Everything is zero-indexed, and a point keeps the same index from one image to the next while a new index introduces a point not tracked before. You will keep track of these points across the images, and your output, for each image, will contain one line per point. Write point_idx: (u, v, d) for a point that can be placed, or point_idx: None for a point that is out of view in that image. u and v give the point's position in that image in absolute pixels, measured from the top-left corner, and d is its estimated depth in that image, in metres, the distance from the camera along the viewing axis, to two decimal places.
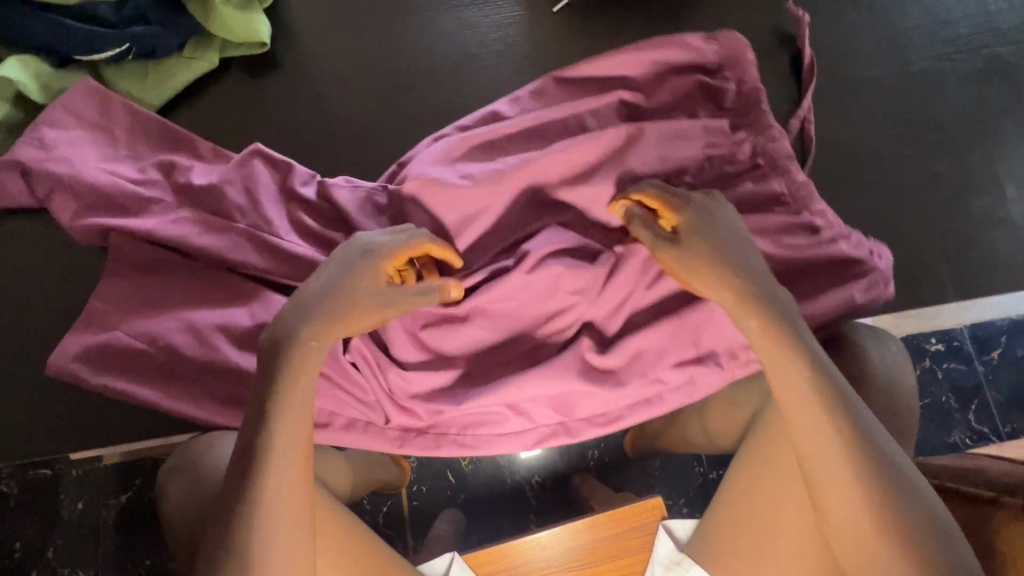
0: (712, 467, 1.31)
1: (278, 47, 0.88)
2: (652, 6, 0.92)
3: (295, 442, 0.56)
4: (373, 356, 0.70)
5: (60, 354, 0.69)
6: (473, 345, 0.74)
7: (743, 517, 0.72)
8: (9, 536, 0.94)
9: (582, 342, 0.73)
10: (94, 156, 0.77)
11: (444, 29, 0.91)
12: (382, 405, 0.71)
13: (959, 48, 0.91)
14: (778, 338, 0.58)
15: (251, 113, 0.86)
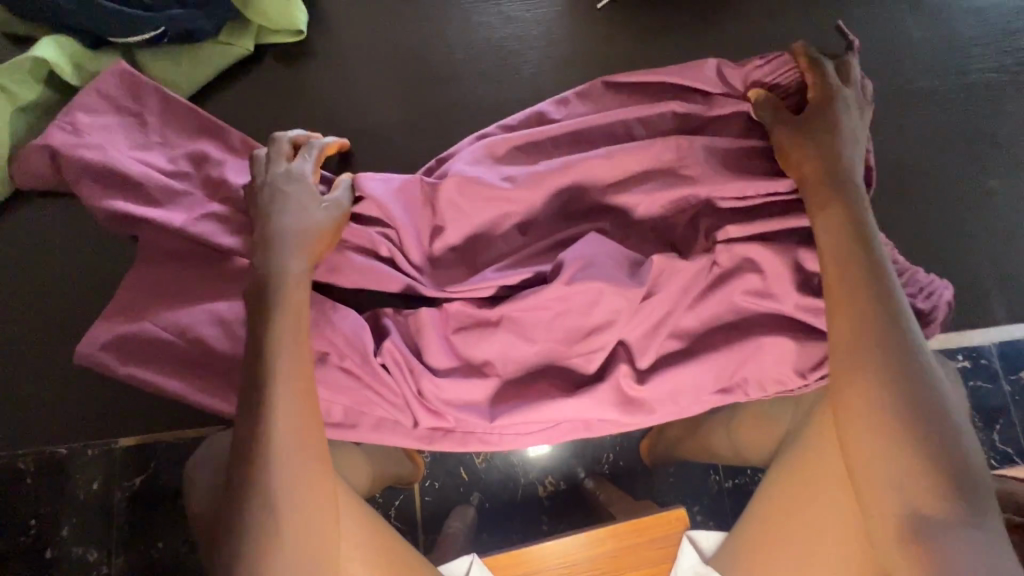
0: (727, 475, 1.29)
1: (315, 35, 0.87)
2: (698, 6, 0.89)
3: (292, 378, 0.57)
4: (404, 358, 0.69)
5: (87, 343, 0.68)
6: (505, 350, 0.71)
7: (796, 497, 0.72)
8: (26, 513, 0.94)
9: (620, 369, 0.71)
10: (125, 139, 0.75)
11: (484, 22, 0.89)
12: (410, 407, 0.69)
13: (1019, 60, 0.88)
14: (845, 272, 0.59)
15: (287, 103, 0.85)
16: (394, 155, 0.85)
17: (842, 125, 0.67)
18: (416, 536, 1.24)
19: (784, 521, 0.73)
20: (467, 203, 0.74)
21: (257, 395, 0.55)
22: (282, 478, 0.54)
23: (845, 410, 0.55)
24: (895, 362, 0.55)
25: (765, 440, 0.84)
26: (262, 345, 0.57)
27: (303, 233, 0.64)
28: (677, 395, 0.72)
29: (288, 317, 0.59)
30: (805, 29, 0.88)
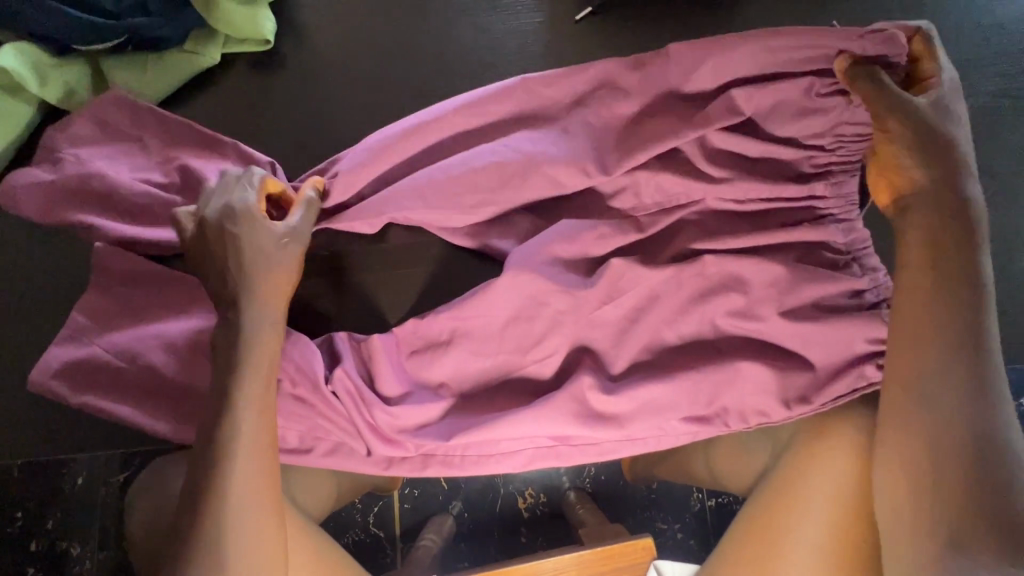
0: (710, 494, 1.27)
1: (284, 43, 0.84)
2: (683, 20, 0.86)
3: (257, 423, 0.59)
4: (355, 387, 0.68)
5: (40, 370, 0.71)
6: (458, 372, 0.70)
7: (789, 506, 0.70)
8: (7, 508, 0.94)
9: (582, 381, 0.68)
10: (95, 154, 0.75)
11: (460, 33, 0.85)
12: (364, 436, 0.68)
13: (1010, 90, 0.87)
14: (928, 290, 0.58)
15: (252, 113, 0.82)
16: None
17: (958, 109, 0.61)
18: (393, 546, 1.22)
19: (761, 536, 0.70)
20: (443, 214, 0.70)
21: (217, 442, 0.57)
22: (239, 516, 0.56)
23: (894, 436, 0.58)
24: (967, 393, 0.55)
25: (744, 472, 0.80)
26: (226, 393, 0.58)
27: (268, 284, 0.62)
28: (645, 412, 0.69)
29: (255, 368, 0.59)
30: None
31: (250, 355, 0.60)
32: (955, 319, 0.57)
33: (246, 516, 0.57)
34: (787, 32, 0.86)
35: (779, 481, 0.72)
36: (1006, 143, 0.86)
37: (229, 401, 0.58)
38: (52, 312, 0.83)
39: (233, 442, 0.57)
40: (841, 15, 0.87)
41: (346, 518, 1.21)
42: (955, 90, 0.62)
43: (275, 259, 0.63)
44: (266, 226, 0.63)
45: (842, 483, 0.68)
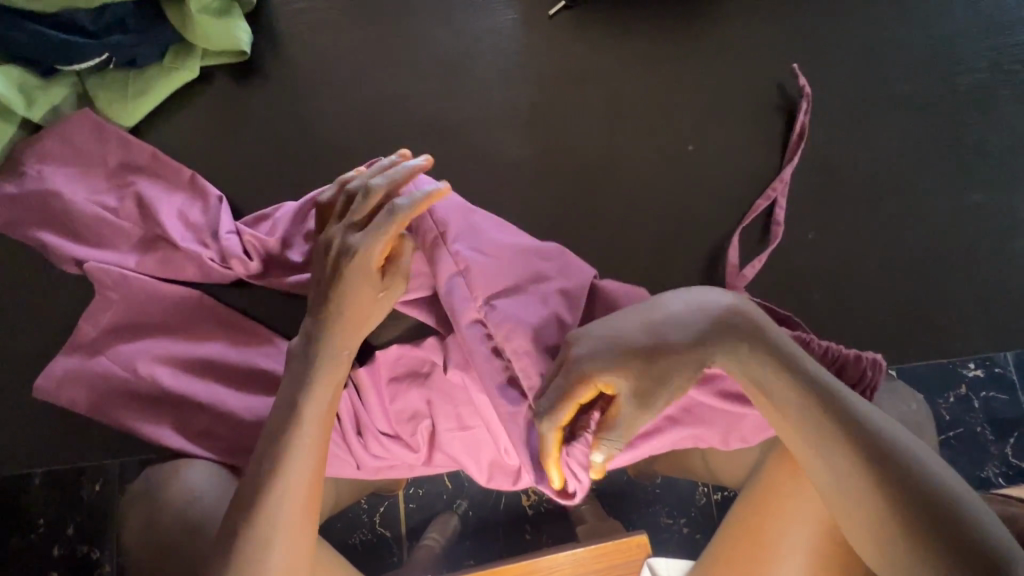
0: (716, 487, 1.26)
1: (262, 54, 0.85)
2: (658, 10, 0.85)
3: (316, 436, 0.60)
4: (353, 407, 0.69)
5: (44, 378, 0.74)
6: (435, 400, 0.70)
7: (781, 504, 0.68)
8: (29, 514, 0.98)
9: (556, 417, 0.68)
10: (64, 175, 0.78)
11: (434, 32, 0.85)
12: (356, 452, 0.69)
13: (1002, 62, 0.84)
14: (779, 389, 0.59)
15: (231, 122, 0.83)
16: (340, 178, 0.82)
17: (615, 358, 0.56)
18: (400, 545, 1.23)
19: (752, 534, 0.69)
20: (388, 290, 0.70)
21: (279, 449, 0.59)
22: (281, 526, 0.58)
23: (845, 517, 0.57)
24: (848, 435, 0.56)
25: (735, 468, 0.78)
26: (291, 409, 0.60)
27: (345, 324, 0.62)
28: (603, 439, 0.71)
29: (324, 380, 0.61)
30: (764, 37, 0.84)
31: (319, 374, 0.61)
32: (817, 402, 0.58)
33: (291, 521, 0.59)
34: (764, 21, 0.85)
35: (765, 480, 0.70)
36: (1004, 115, 0.83)
37: (291, 416, 0.60)
38: (54, 324, 0.85)
39: (291, 453, 0.59)
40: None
41: (353, 518, 1.22)
42: (601, 355, 0.56)
43: (366, 309, 0.63)
44: (370, 274, 0.61)
45: None
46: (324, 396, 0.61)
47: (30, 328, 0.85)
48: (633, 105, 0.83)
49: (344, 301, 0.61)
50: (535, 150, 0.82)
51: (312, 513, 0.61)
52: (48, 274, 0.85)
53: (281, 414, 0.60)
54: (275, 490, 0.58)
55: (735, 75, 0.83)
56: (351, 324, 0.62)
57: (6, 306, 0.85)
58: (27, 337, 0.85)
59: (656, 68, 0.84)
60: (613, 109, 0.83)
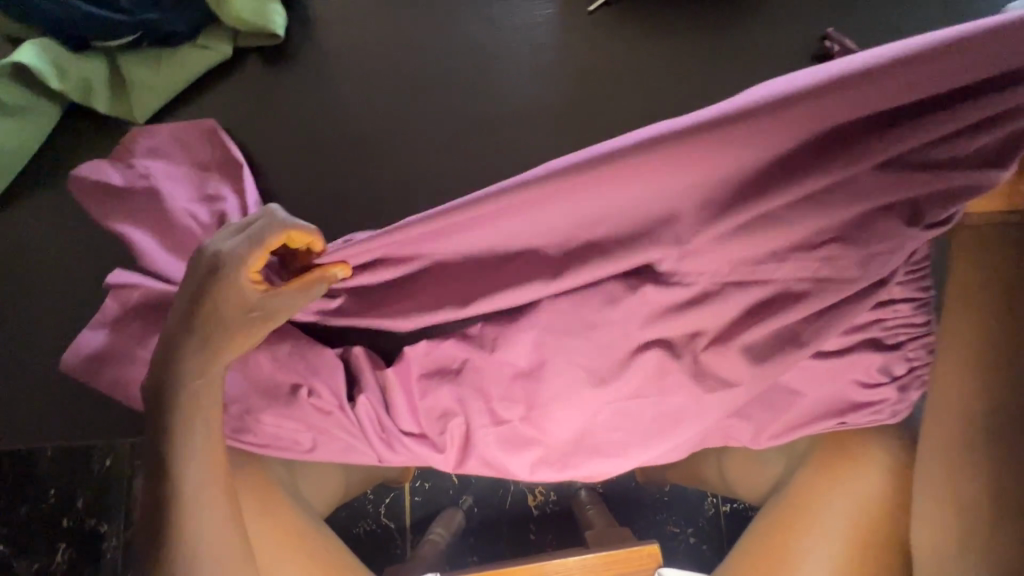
0: (725, 499, 1.24)
1: (295, 38, 0.84)
2: (700, 11, 0.83)
3: (204, 454, 0.55)
4: (375, 408, 0.62)
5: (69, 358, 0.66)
6: (477, 399, 0.61)
7: (806, 525, 0.65)
8: (40, 485, 0.98)
9: (597, 422, 0.62)
10: (171, 176, 0.71)
11: (469, 25, 0.84)
12: (379, 440, 0.63)
13: None
14: (974, 301, 0.57)
15: (262, 107, 0.82)
16: (365, 167, 0.80)
17: None
18: (404, 538, 1.23)
19: (774, 556, 0.66)
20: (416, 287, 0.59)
21: (166, 466, 0.54)
22: (194, 549, 0.54)
23: (922, 477, 0.59)
24: (1001, 396, 0.55)
25: (755, 484, 0.75)
26: (166, 430, 0.54)
27: (217, 342, 0.54)
28: (652, 440, 0.63)
29: (192, 423, 0.54)
30: (809, 43, 0.82)
31: (181, 391, 0.54)
32: (1007, 388, 0.55)
33: (212, 565, 0.54)
34: (807, 28, 0.82)
35: (793, 500, 0.67)
36: None
37: (171, 468, 0.54)
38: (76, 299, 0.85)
39: (183, 501, 0.54)
40: (870, 7, 0.82)
41: (358, 509, 1.22)
42: None
43: (226, 321, 0.54)
44: (241, 293, 0.53)
45: (862, 498, 0.64)
46: (198, 412, 0.54)
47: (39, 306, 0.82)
48: (669, 108, 0.80)
49: (207, 309, 0.53)
50: (566, 149, 0.80)
51: (234, 534, 0.56)
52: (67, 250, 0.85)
53: (157, 433, 0.55)
54: (181, 514, 0.54)
55: (777, 80, 0.81)
56: (227, 339, 0.54)
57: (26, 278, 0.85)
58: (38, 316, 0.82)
59: (694, 70, 0.81)
60: (648, 110, 0.80)
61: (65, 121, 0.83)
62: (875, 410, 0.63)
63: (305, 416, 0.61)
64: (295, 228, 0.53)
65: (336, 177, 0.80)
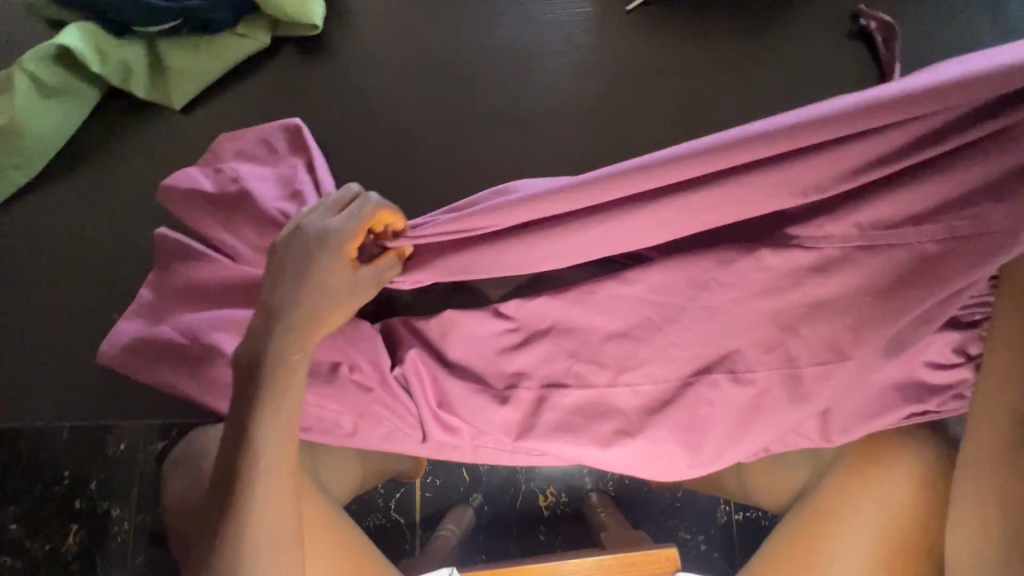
0: (738, 507, 1.23)
1: (332, 29, 0.84)
2: (737, 15, 0.83)
3: (286, 427, 0.54)
4: (419, 379, 0.61)
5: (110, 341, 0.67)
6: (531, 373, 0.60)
7: (835, 530, 0.64)
8: (56, 466, 0.99)
9: (645, 413, 0.60)
10: (252, 174, 0.72)
11: (505, 21, 0.84)
12: (423, 424, 0.60)
13: None
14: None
15: (297, 96, 0.83)
16: (397, 160, 0.81)
17: None
18: (414, 534, 1.23)
19: (800, 561, 0.65)
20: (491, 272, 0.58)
21: (245, 436, 0.53)
22: (257, 525, 0.52)
23: (960, 477, 0.57)
24: None
25: (779, 492, 0.74)
26: (251, 398, 0.53)
27: (320, 317, 0.54)
28: (711, 442, 0.59)
29: (274, 404, 0.53)
30: (846, 49, 0.81)
31: (273, 360, 0.53)
32: None
33: (273, 543, 0.53)
34: (843, 36, 0.82)
35: (818, 505, 0.67)
36: None
37: (246, 439, 0.53)
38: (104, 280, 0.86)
39: (256, 477, 0.52)
40: (909, 16, 0.82)
41: (369, 502, 1.22)
42: None
43: (329, 296, 0.54)
44: (338, 271, 0.54)
45: (892, 504, 0.63)
46: (287, 384, 0.54)
47: (66, 287, 0.83)
48: (704, 111, 0.80)
49: (303, 287, 0.54)
50: (599, 147, 0.80)
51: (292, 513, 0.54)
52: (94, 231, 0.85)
53: (240, 400, 0.54)
54: (249, 487, 0.52)
55: (813, 85, 0.80)
56: (330, 315, 0.55)
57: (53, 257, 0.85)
58: (65, 296, 0.83)
59: (728, 75, 0.81)
60: (683, 112, 0.80)
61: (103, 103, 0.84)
62: (957, 394, 0.61)
63: (343, 389, 0.60)
64: (386, 210, 0.57)
65: (367, 168, 0.81)
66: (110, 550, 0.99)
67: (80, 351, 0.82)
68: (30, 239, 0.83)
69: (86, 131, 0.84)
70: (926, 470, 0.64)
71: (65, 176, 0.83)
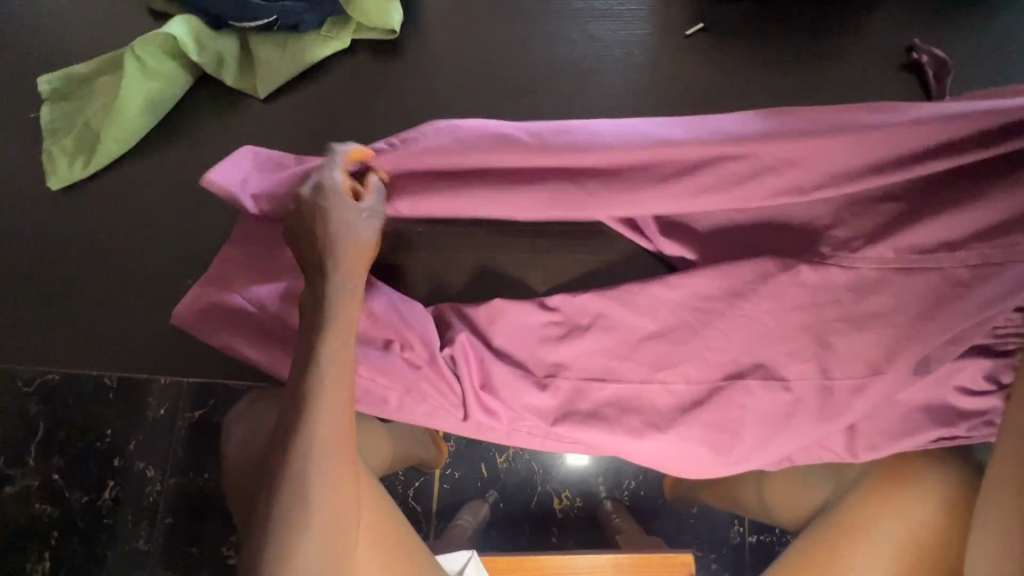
0: (752, 530, 1.23)
1: (407, 35, 0.91)
2: (790, 45, 0.87)
3: (338, 383, 0.57)
4: (467, 361, 0.65)
5: (183, 305, 0.72)
6: (574, 360, 0.65)
7: (854, 544, 0.65)
8: (100, 423, 1.04)
9: (672, 408, 0.64)
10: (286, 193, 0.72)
11: (568, 37, 0.89)
12: (466, 404, 0.65)
13: None
14: None
15: (370, 93, 0.90)
16: None
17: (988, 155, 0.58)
18: (430, 523, 1.26)
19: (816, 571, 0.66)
20: (490, 211, 0.63)
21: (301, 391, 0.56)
22: (314, 476, 0.54)
23: (985, 490, 0.59)
24: None
25: (799, 507, 0.75)
26: (308, 355, 0.57)
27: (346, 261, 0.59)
28: (732, 439, 0.64)
29: (330, 360, 0.57)
30: (898, 83, 0.84)
31: (330, 319, 0.58)
32: None
33: (328, 493, 0.55)
34: (894, 71, 0.85)
35: (837, 519, 0.68)
36: None
37: (304, 395, 0.56)
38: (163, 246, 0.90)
39: (320, 397, 0.56)
40: (962, 56, 0.84)
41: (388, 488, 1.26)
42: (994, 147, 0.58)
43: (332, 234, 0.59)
44: (347, 206, 0.60)
45: (911, 523, 0.64)
46: (340, 340, 0.58)
47: (141, 252, 0.90)
48: None
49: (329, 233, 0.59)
50: None
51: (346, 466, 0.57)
52: (169, 201, 0.91)
53: (299, 360, 0.57)
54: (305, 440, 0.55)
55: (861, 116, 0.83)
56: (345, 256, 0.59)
57: (126, 220, 0.91)
58: (138, 260, 0.90)
59: (777, 101, 0.85)
60: None
61: (194, 88, 0.92)
62: (986, 421, 0.65)
63: (393, 366, 0.65)
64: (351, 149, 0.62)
65: None
66: (139, 508, 1.03)
67: (147, 310, 0.89)
68: (116, 204, 0.91)
69: (176, 111, 0.92)
70: (949, 492, 0.65)
71: (155, 151, 0.91)
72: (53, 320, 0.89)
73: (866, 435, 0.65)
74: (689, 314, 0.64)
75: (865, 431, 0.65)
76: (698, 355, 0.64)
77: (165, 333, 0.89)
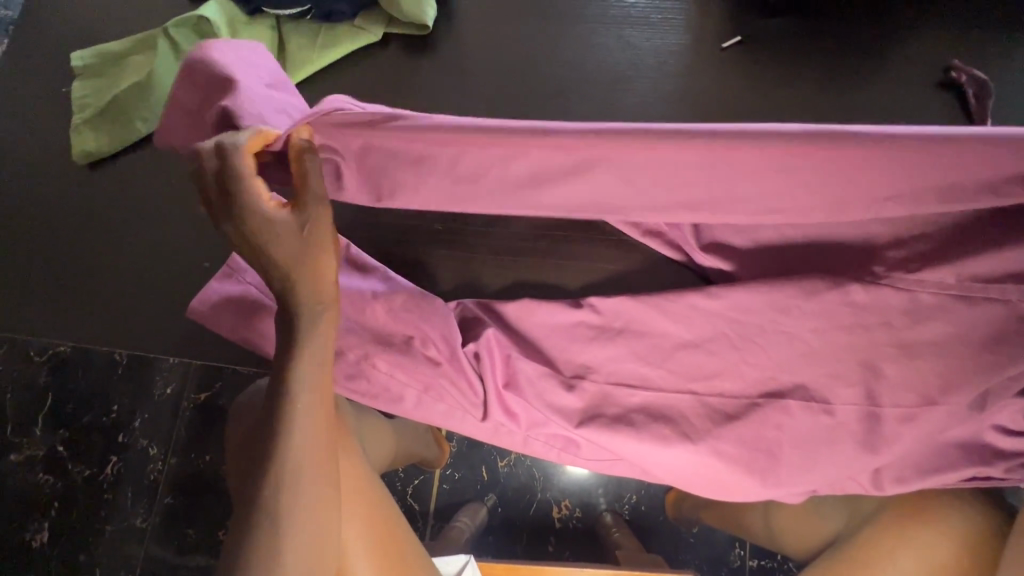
0: (752, 554, 1.21)
1: (440, 30, 0.91)
2: (825, 62, 0.85)
3: (316, 387, 0.55)
4: (490, 361, 0.63)
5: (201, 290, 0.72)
6: (592, 369, 0.64)
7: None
8: (106, 398, 1.04)
9: (693, 427, 0.62)
10: None
11: (601, 42, 0.88)
12: (485, 404, 0.63)
13: None
14: None
15: (399, 86, 0.89)
16: None
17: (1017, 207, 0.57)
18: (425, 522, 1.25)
19: None
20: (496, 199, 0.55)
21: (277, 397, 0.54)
22: (295, 480, 0.53)
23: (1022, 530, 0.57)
24: None
25: (812, 537, 0.73)
26: (285, 360, 0.55)
27: (312, 270, 0.54)
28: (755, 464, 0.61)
29: (306, 363, 0.55)
30: (936, 106, 0.82)
31: (303, 323, 0.55)
32: None
33: (310, 495, 0.54)
34: (932, 93, 0.82)
35: (854, 551, 0.65)
36: None
37: (281, 400, 0.54)
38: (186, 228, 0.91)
39: (296, 400, 0.54)
40: (1005, 82, 0.82)
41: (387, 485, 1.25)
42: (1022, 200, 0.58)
43: (284, 247, 0.52)
44: (281, 223, 0.51)
45: (935, 560, 0.62)
46: (318, 345, 0.56)
47: (161, 231, 0.90)
48: None
49: (266, 251, 0.52)
50: None
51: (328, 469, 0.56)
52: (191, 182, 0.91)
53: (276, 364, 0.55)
54: (286, 444, 0.54)
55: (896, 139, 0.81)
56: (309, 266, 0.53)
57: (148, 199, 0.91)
58: (157, 239, 0.90)
59: (810, 117, 0.83)
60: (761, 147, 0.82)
61: None
62: None
63: (414, 362, 0.64)
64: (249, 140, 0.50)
65: None
66: (140, 485, 1.04)
67: (162, 290, 0.89)
68: (139, 182, 0.91)
69: None
70: (978, 533, 0.63)
71: None
72: (65, 294, 0.89)
73: (892, 468, 0.62)
74: (713, 330, 0.63)
75: (893, 464, 0.62)
76: (720, 373, 0.62)
77: (177, 314, 0.89)
